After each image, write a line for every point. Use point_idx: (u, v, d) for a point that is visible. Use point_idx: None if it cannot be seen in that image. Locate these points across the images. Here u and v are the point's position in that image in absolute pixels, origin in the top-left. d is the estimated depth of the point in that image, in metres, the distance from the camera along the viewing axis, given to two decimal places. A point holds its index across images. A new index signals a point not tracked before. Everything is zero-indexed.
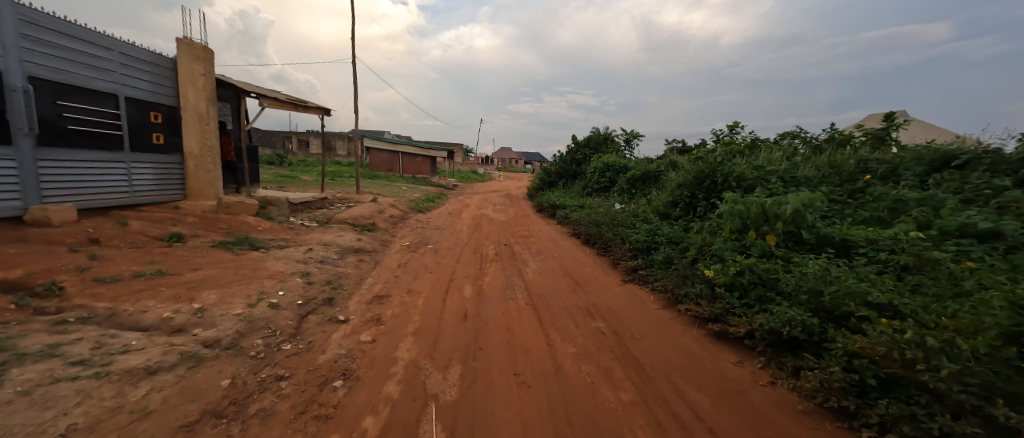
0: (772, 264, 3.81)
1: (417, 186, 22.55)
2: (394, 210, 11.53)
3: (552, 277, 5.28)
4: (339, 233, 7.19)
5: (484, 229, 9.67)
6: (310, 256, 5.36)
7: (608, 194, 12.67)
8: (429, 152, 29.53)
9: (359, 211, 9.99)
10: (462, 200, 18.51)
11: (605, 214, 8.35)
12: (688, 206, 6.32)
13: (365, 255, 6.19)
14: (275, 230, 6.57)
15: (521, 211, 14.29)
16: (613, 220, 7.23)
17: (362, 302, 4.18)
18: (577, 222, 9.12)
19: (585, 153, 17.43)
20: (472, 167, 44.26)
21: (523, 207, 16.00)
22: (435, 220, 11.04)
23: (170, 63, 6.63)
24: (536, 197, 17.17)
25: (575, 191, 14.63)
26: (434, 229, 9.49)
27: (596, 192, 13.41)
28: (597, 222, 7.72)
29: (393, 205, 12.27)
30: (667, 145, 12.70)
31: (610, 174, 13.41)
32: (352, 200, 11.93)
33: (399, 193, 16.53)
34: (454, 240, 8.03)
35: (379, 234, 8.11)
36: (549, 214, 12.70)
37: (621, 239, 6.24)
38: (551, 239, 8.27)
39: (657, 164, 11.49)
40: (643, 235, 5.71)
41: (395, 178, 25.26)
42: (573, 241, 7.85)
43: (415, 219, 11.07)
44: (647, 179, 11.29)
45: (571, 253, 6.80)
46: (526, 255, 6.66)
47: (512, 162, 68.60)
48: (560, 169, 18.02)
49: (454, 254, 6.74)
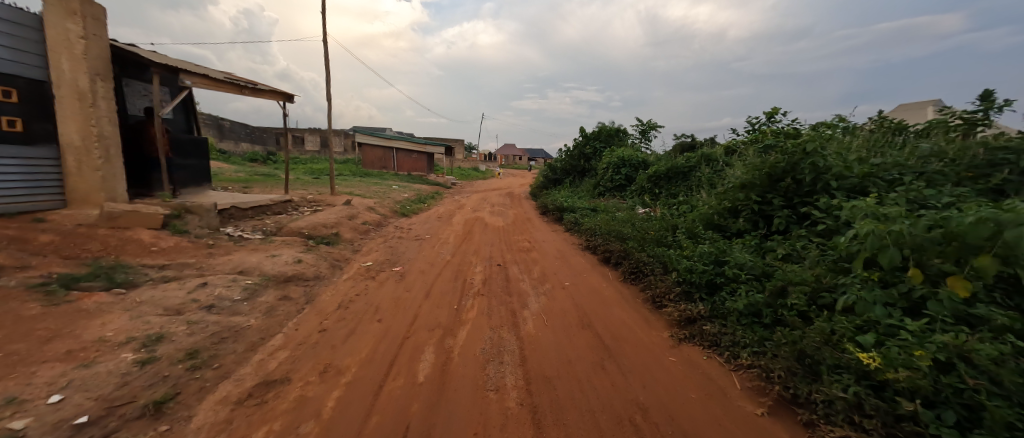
0: (1009, 348, 1.90)
1: (411, 185, 20.74)
2: (371, 215, 9.69)
3: (563, 331, 3.40)
4: (276, 252, 5.34)
5: (476, 240, 7.76)
6: (194, 299, 3.50)
7: (626, 194, 10.70)
8: (426, 148, 27.68)
9: (323, 217, 8.16)
10: (458, 200, 16.68)
11: (629, 223, 6.44)
12: (757, 216, 4.39)
13: (296, 289, 4.35)
14: (179, 252, 4.75)
15: (522, 214, 12.38)
16: (644, 233, 5.31)
17: (225, 404, 2.32)
18: (592, 232, 7.19)
19: (595, 146, 15.50)
20: (473, 164, 42.40)
21: (526, 208, 14.10)
22: (419, 228, 9.19)
23: (34, 21, 4.85)
24: (540, 197, 15.25)
25: (585, 191, 12.68)
26: (412, 241, 7.61)
27: (609, 192, 11.47)
28: (619, 234, 5.79)
29: (372, 208, 10.41)
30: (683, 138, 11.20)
31: (625, 171, 11.44)
32: (322, 203, 10.09)
33: (386, 193, 14.69)
34: (432, 258, 6.15)
35: (337, 251, 6.26)
36: (555, 218, 10.76)
37: (661, 263, 4.34)
38: (558, 255, 6.37)
39: (684, 158, 9.54)
40: (700, 261, 3.79)
41: (388, 176, 23.43)
42: (588, 260, 5.94)
43: (394, 226, 9.24)
44: (673, 178, 9.35)
45: (587, 281, 4.90)
46: (525, 284, 4.77)
47: (515, 159, 66.61)
48: (567, 165, 16.10)
49: (425, 283, 4.86)
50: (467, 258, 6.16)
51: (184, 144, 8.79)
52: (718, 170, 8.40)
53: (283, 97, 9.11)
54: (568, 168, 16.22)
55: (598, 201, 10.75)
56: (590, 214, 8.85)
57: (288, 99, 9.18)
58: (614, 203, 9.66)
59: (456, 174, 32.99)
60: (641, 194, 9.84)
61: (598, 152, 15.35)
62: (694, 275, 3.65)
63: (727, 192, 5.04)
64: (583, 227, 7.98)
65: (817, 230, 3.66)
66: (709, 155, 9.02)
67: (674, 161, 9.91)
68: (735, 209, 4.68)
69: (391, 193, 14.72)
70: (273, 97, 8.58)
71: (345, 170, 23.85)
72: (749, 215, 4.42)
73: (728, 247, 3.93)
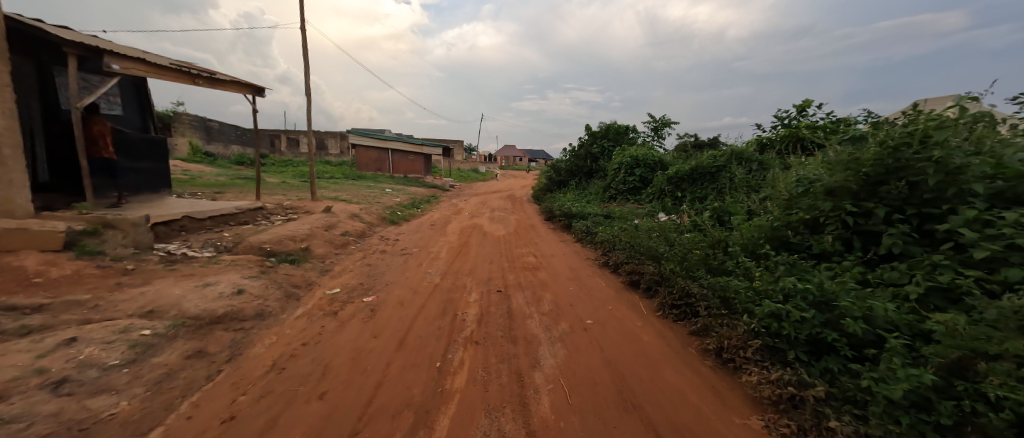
0: None
1: (406, 188, 19.53)
2: (353, 224, 8.51)
3: (597, 417, 2.23)
4: (213, 279, 4.16)
5: (473, 254, 6.57)
6: (41, 368, 2.33)
7: (642, 198, 9.54)
8: (422, 149, 26.55)
9: (295, 228, 6.99)
10: (455, 204, 15.49)
11: (659, 234, 5.25)
12: (851, 233, 3.21)
13: (222, 338, 3.18)
14: (74, 284, 3.57)
15: (525, 220, 11.20)
16: (686, 251, 4.15)
17: None
18: (610, 245, 6.01)
19: (603, 145, 14.31)
20: (472, 165, 41.28)
21: (529, 213, 12.91)
22: (407, 238, 8.02)
23: None
24: (544, 200, 14.05)
25: (594, 194, 11.50)
26: (397, 256, 6.43)
27: (622, 195, 10.29)
28: (650, 251, 4.63)
29: (356, 216, 9.24)
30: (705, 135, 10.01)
31: (639, 171, 10.28)
32: (299, 210, 8.92)
33: (376, 197, 13.53)
34: (417, 281, 4.98)
35: (299, 273, 5.08)
36: (562, 224, 9.57)
37: (720, 298, 3.18)
38: (573, 276, 5.21)
39: (709, 156, 8.37)
40: (789, 301, 2.62)
41: (381, 179, 22.28)
42: (611, 284, 4.77)
43: (379, 237, 8.05)
44: (697, 179, 8.16)
45: (616, 317, 3.74)
46: (534, 323, 3.61)
47: (515, 160, 65.56)
48: (573, 166, 14.92)
49: (402, 321, 3.69)
50: (460, 281, 5.00)
51: (137, 144, 7.58)
52: (753, 174, 7.25)
53: (252, 91, 7.97)
54: (574, 169, 15.02)
55: (611, 205, 9.58)
56: (604, 223, 7.66)
57: (258, 93, 8.04)
58: (629, 209, 8.49)
59: (454, 176, 31.83)
60: (660, 200, 8.65)
61: (606, 152, 14.17)
62: (786, 324, 2.48)
63: (794, 198, 3.88)
64: (599, 240, 6.79)
65: (966, 258, 2.48)
66: (739, 152, 7.84)
67: (697, 159, 8.74)
68: (815, 221, 3.50)
69: (381, 198, 13.56)
70: (237, 90, 7.44)
71: (337, 173, 22.66)
72: (839, 229, 3.23)
73: (825, 279, 2.76)
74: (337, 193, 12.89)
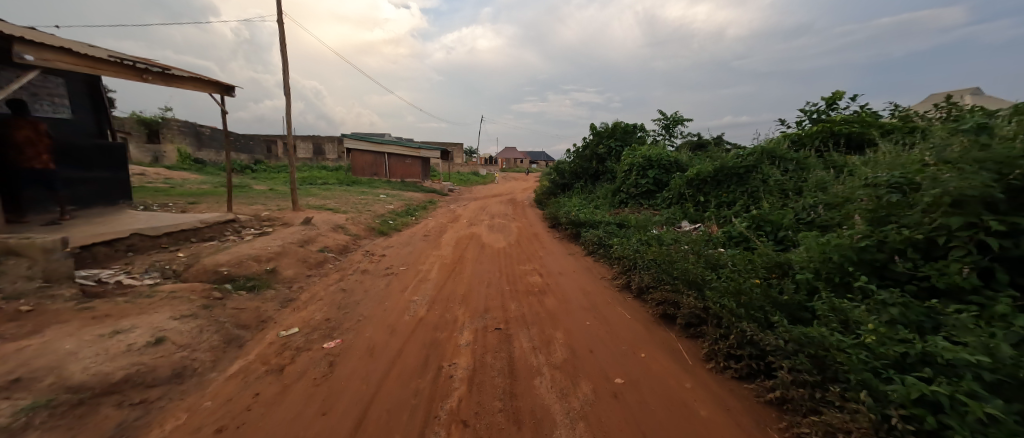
0: None
1: (403, 193, 18.62)
2: (336, 237, 7.59)
3: None
4: (129, 323, 3.24)
5: (468, 273, 5.63)
6: None
7: (658, 203, 8.58)
8: (419, 153, 25.60)
9: (263, 244, 6.06)
10: (453, 210, 14.57)
11: (692, 251, 4.31)
12: (990, 262, 2.28)
13: (105, 422, 2.25)
14: None
15: (528, 228, 10.24)
16: (740, 279, 3.20)
17: None
18: (630, 263, 5.08)
19: (609, 145, 13.37)
20: (472, 168, 40.36)
21: (532, 219, 11.96)
22: (395, 253, 7.09)
23: None
24: (547, 205, 13.11)
25: (603, 199, 10.56)
26: (378, 277, 5.50)
27: (634, 200, 9.35)
28: (687, 276, 3.69)
29: (340, 227, 8.32)
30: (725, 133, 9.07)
31: (652, 172, 9.35)
32: (276, 222, 8.01)
33: (367, 204, 12.60)
34: (397, 314, 4.05)
35: (254, 305, 4.15)
36: (568, 234, 8.61)
37: (810, 357, 2.24)
38: (588, 304, 4.28)
39: (732, 155, 7.44)
40: (947, 381, 1.67)
41: (377, 184, 21.37)
42: (637, 317, 3.83)
43: (364, 251, 7.13)
44: (721, 182, 7.23)
45: (655, 374, 2.79)
46: (545, 385, 2.67)
47: (515, 162, 64.64)
48: (577, 168, 14.00)
49: (366, 383, 2.75)
50: (450, 313, 4.08)
51: (87, 150, 6.76)
52: (788, 175, 6.33)
53: (218, 89, 7.08)
54: (579, 171, 14.05)
55: (622, 212, 8.65)
56: (619, 232, 6.71)
57: (226, 92, 7.15)
58: (644, 216, 7.55)
59: (453, 179, 30.87)
60: (678, 206, 7.71)
61: (613, 152, 13.21)
62: (955, 424, 1.54)
63: (883, 209, 2.95)
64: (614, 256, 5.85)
65: None
66: (769, 150, 6.91)
67: (718, 159, 7.81)
68: (925, 243, 2.56)
69: (373, 205, 12.63)
70: (198, 88, 6.55)
71: (331, 179, 21.78)
72: (972, 256, 2.30)
73: (991, 339, 1.81)
74: (325, 201, 11.97)
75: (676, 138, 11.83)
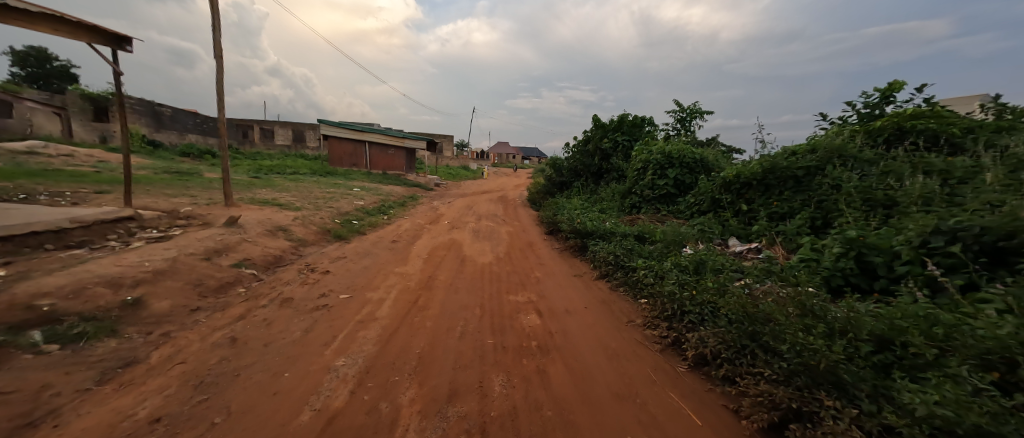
0: None
1: (382, 187, 16.71)
2: (270, 244, 5.76)
3: None
4: None
5: (435, 309, 3.93)
6: None
7: (682, 211, 6.97)
8: (403, 143, 23.28)
9: (141, 257, 4.22)
10: (436, 208, 12.78)
11: (788, 299, 2.69)
12: None
13: None
14: None
15: (521, 235, 8.51)
16: (963, 393, 1.56)
17: None
18: (674, 307, 3.44)
19: (614, 139, 11.69)
20: (462, 162, 38.30)
21: (526, 223, 10.26)
22: (344, 270, 5.28)
23: None
24: (544, 206, 11.41)
25: (610, 203, 8.93)
26: (300, 314, 3.71)
27: (650, 205, 7.74)
28: (812, 361, 2.05)
29: (281, 230, 6.48)
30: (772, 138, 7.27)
31: (672, 171, 7.72)
32: (194, 221, 6.15)
33: (332, 199, 10.71)
34: (295, 404, 2.33)
35: (38, 384, 2.36)
36: (570, 245, 6.93)
37: None
38: (620, 387, 2.60)
39: (782, 151, 5.85)
40: None
41: (355, 176, 19.28)
42: (714, 427, 2.18)
43: (302, 265, 5.32)
44: (771, 188, 5.65)
45: None
46: None
47: (508, 158, 62.55)
48: (578, 164, 12.34)
49: None
50: (389, 405, 2.36)
51: None
52: (869, 182, 4.76)
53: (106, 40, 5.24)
54: (580, 168, 12.30)
55: (638, 220, 7.04)
56: (642, 249, 5.09)
57: (117, 45, 5.30)
58: (669, 227, 5.94)
59: (441, 173, 28.82)
60: (711, 216, 6.12)
61: (620, 147, 11.50)
62: None
63: None
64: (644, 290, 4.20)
65: None
66: (837, 147, 5.32)
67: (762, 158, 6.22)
68: None
69: (339, 200, 10.67)
70: None
71: (304, 169, 19.65)
72: None
73: None
74: (280, 194, 10.00)
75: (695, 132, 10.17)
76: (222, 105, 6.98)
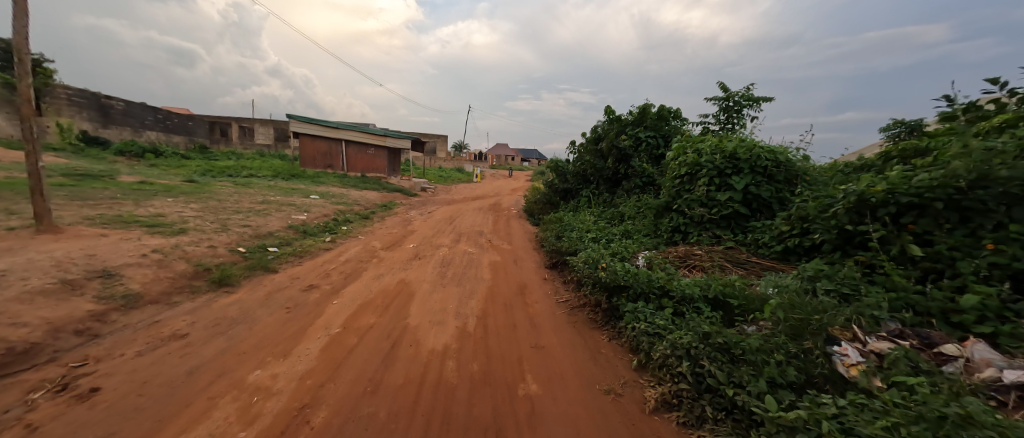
0: None
1: (351, 193, 14.08)
2: (31, 313, 3.10)
3: None
4: None
5: None
6: None
7: (768, 249, 4.34)
8: (385, 141, 20.64)
9: None
10: (409, 223, 10.15)
11: None
12: None
13: None
14: None
15: (512, 271, 5.86)
16: None
17: None
18: None
19: (636, 135, 9.00)
20: (456, 164, 35.57)
21: (521, 246, 7.63)
22: (137, 381, 2.61)
23: None
24: (544, 223, 8.80)
25: (640, 226, 6.31)
26: None
27: (706, 233, 5.12)
28: None
29: (93, 278, 3.80)
30: (899, 152, 4.58)
31: (739, 180, 5.04)
32: None
33: (263, 212, 8.06)
34: None
35: None
36: (586, 301, 4.27)
37: None
38: None
39: (983, 146, 3.11)
40: None
41: (324, 180, 16.58)
42: None
43: (55, 372, 2.65)
44: (973, 219, 2.96)
45: None
46: None
47: (507, 160, 60.10)
48: (590, 168, 9.67)
49: None
50: None
51: None
52: None
53: None
54: (591, 173, 9.65)
55: (696, 264, 4.39)
56: (747, 352, 2.42)
57: None
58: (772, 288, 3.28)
59: (431, 176, 26.16)
60: (842, 264, 3.45)
61: (642, 146, 8.80)
62: None
63: None
64: None
65: None
66: None
67: (927, 162, 3.52)
68: None
69: (269, 213, 7.97)
70: None
71: (266, 171, 16.97)
72: None
73: None
74: (183, 206, 7.31)
75: (748, 126, 7.48)
76: (21, 70, 4.32)
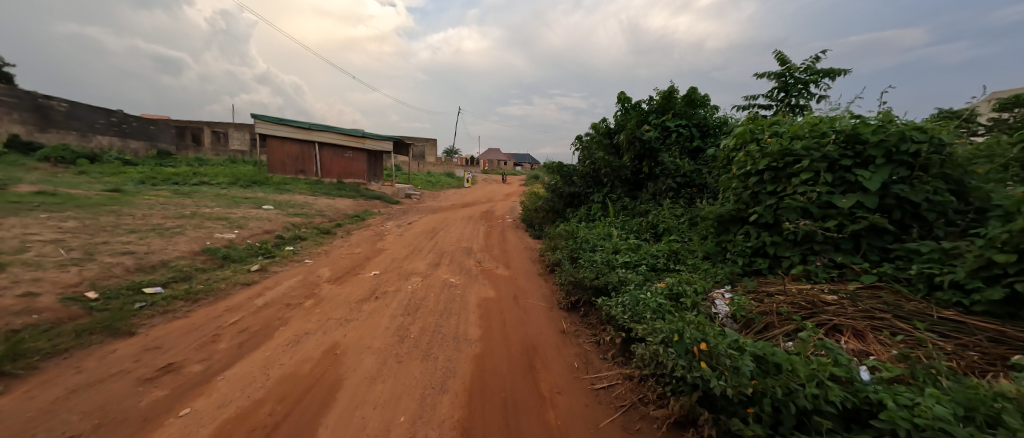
0: None
1: (318, 202, 12.06)
2: None
3: None
4: None
5: None
6: None
7: (964, 296, 2.45)
8: (364, 144, 18.69)
9: None
10: (379, 239, 8.16)
11: None
12: None
13: None
14: None
15: (513, 317, 3.92)
16: None
17: None
18: None
19: (661, 126, 7.14)
20: (446, 169, 33.54)
21: (521, 271, 5.71)
22: None
23: None
24: (549, 237, 6.88)
25: (693, 245, 4.41)
26: None
27: (818, 261, 3.25)
28: None
29: None
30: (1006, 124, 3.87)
31: (872, 176, 3.14)
32: None
33: (174, 229, 6.01)
34: None
35: None
36: (656, 397, 2.36)
37: None
38: None
39: None
40: None
41: (291, 187, 14.43)
42: None
43: None
44: None
45: None
46: None
47: (500, 164, 58.39)
48: (603, 168, 7.81)
49: None
50: None
51: None
52: None
53: None
54: (604, 173, 7.77)
55: (838, 323, 2.48)
56: None
57: None
58: None
59: (418, 182, 24.18)
60: None
61: (671, 137, 6.93)
62: None
63: None
64: None
65: None
66: None
67: None
68: None
69: (181, 232, 5.91)
70: None
71: (224, 178, 14.83)
72: None
73: None
74: (48, 225, 5.24)
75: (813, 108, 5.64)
76: None
